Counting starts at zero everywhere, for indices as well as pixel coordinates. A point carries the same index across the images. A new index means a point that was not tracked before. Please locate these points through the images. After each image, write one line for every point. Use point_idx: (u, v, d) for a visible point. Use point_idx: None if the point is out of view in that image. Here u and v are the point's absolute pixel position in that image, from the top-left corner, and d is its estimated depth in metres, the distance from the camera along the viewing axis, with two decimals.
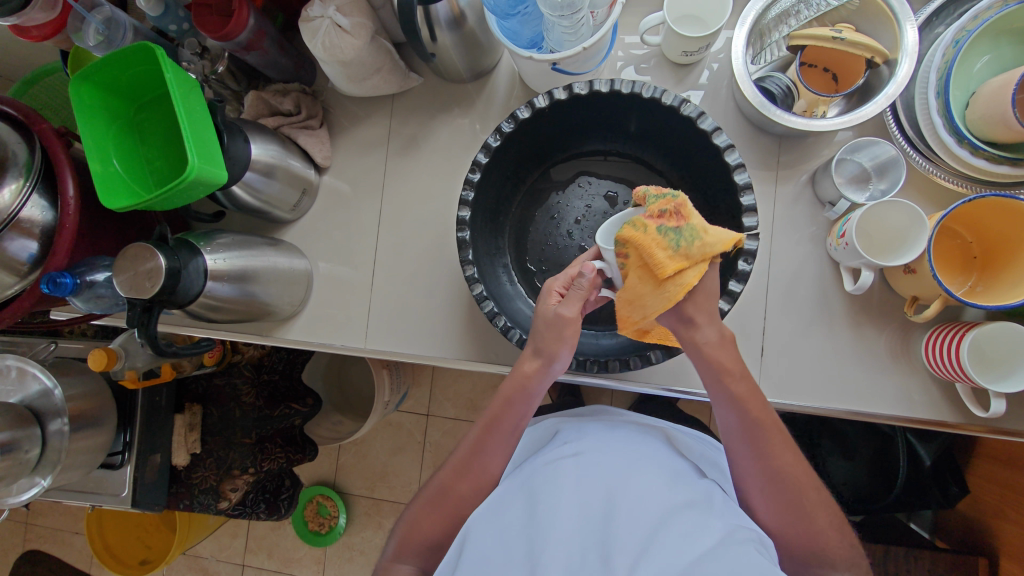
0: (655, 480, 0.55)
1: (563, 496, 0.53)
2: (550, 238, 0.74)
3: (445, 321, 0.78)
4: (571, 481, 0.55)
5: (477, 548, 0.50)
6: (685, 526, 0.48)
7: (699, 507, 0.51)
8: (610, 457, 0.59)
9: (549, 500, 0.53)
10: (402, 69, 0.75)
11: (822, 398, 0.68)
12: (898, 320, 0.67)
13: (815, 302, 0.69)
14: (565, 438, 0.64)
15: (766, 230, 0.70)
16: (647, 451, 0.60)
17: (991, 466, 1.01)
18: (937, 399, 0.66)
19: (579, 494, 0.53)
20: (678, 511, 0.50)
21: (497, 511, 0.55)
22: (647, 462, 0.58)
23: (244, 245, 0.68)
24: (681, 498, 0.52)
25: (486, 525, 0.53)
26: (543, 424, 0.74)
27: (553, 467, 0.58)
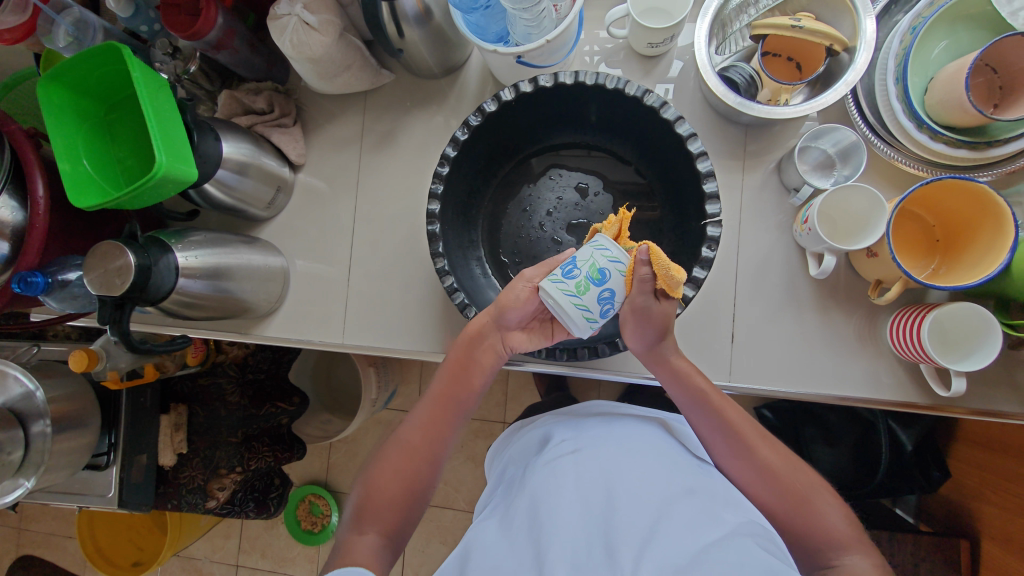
0: (653, 470, 0.56)
1: (564, 496, 0.54)
2: (524, 230, 0.75)
3: (421, 315, 0.79)
4: (572, 478, 0.56)
5: (485, 555, 0.52)
6: (683, 518, 0.49)
7: (697, 496, 0.53)
8: (608, 449, 0.59)
9: (550, 502, 0.53)
10: (373, 66, 0.76)
11: (792, 382, 0.69)
12: (864, 304, 0.68)
13: (784, 287, 0.70)
14: (564, 434, 0.64)
15: (733, 218, 0.71)
16: (645, 441, 0.61)
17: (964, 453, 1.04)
18: (904, 381, 0.67)
19: (579, 492, 0.54)
20: (678, 502, 0.51)
21: (501, 523, 0.56)
22: (646, 453, 0.58)
23: (218, 244, 0.69)
24: (678, 488, 0.54)
25: (490, 536, 0.54)
26: (539, 424, 0.75)
27: (552, 467, 0.58)
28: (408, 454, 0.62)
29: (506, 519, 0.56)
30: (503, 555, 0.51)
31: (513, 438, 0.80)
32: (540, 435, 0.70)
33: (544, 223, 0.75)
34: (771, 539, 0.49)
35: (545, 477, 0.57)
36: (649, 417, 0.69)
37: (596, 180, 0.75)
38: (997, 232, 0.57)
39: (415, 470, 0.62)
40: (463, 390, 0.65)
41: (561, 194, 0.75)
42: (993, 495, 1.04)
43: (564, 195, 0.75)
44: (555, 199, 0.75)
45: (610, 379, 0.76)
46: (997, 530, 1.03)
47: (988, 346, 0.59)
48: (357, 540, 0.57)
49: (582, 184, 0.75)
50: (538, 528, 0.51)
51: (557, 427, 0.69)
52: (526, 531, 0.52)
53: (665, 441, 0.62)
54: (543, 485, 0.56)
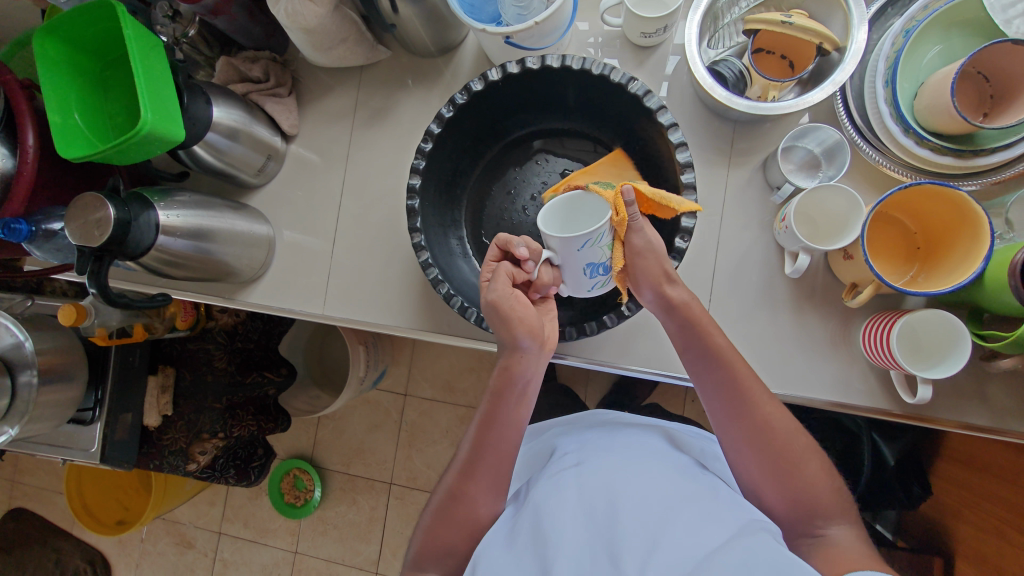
0: (655, 477, 0.56)
1: (568, 505, 0.54)
2: (506, 213, 0.76)
3: (400, 291, 0.80)
4: (574, 488, 0.56)
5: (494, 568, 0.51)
6: (684, 522, 0.49)
7: (699, 500, 0.52)
8: (610, 459, 0.59)
9: (554, 510, 0.53)
10: (369, 41, 0.77)
11: (762, 382, 0.69)
12: (840, 308, 0.68)
13: (760, 286, 0.69)
14: (567, 451, 0.64)
15: (715, 214, 0.71)
16: (648, 452, 0.61)
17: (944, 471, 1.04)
18: (875, 388, 0.66)
19: (581, 501, 0.54)
20: (682, 508, 0.51)
21: (506, 536, 0.55)
22: (649, 461, 0.58)
23: (203, 206, 0.70)
24: (680, 493, 0.53)
25: (495, 547, 0.54)
26: (546, 436, 0.75)
27: (556, 480, 0.58)
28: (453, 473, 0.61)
29: (513, 530, 0.55)
30: (508, 567, 0.51)
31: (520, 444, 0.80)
32: (547, 449, 0.70)
33: (528, 206, 0.75)
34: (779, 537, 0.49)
35: (549, 486, 0.57)
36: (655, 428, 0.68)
37: (583, 168, 0.76)
38: (975, 240, 0.57)
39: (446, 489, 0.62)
40: (509, 413, 0.61)
41: (546, 180, 0.76)
42: (976, 515, 1.03)
43: (549, 180, 0.76)
44: (540, 184, 0.76)
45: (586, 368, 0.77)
46: (976, 550, 1.02)
47: (956, 355, 0.58)
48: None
49: (568, 171, 0.76)
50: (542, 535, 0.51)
51: (563, 442, 0.68)
52: (531, 541, 0.52)
53: (666, 452, 0.62)
54: (547, 495, 0.56)
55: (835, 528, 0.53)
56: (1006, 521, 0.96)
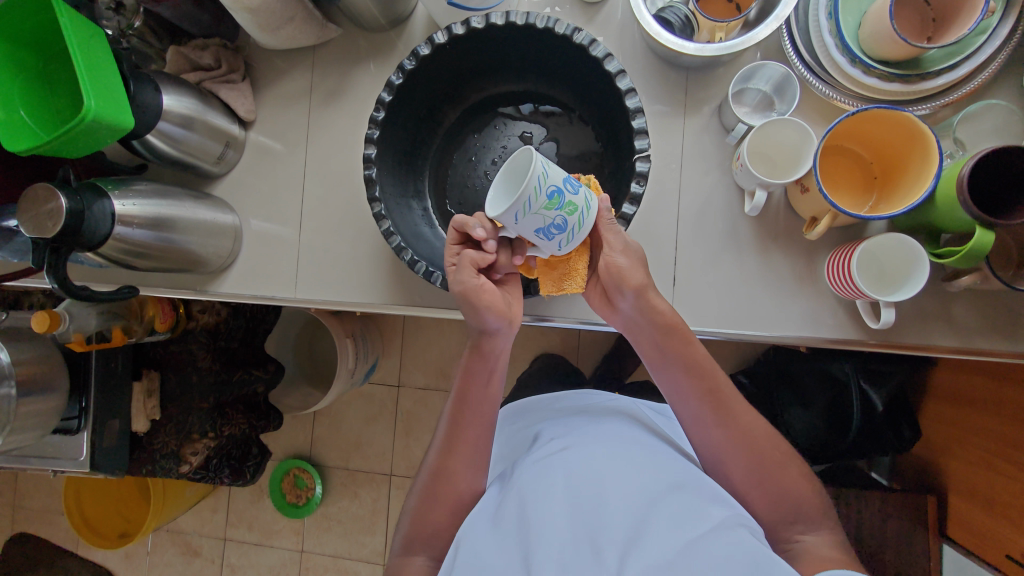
0: (640, 464, 0.55)
1: (553, 492, 0.53)
2: (469, 179, 0.76)
3: (370, 268, 0.80)
4: (559, 474, 0.55)
5: (478, 553, 0.51)
6: (670, 510, 0.50)
7: (686, 490, 0.53)
8: (596, 444, 0.59)
9: (539, 499, 0.53)
10: (318, 19, 0.76)
11: (733, 324, 0.69)
12: (805, 244, 0.68)
13: (723, 229, 0.70)
14: (552, 434, 0.64)
15: (674, 162, 0.71)
16: (633, 437, 0.61)
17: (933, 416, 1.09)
18: (845, 321, 0.67)
19: (567, 488, 0.54)
20: (670, 496, 0.51)
21: (490, 519, 0.55)
22: (634, 448, 0.58)
23: (163, 194, 0.69)
24: (663, 480, 0.53)
25: (478, 530, 0.54)
26: (529, 419, 0.75)
27: (542, 464, 0.57)
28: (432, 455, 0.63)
29: (496, 514, 0.55)
30: (491, 552, 0.51)
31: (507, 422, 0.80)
32: (530, 432, 0.69)
33: (489, 171, 0.75)
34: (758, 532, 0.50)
35: (535, 472, 0.57)
36: (639, 413, 0.69)
37: (541, 128, 0.76)
38: (925, 161, 0.58)
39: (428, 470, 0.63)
40: (482, 393, 0.64)
41: (505, 143, 0.76)
42: (970, 451, 1.05)
43: (509, 144, 0.76)
44: (500, 148, 0.76)
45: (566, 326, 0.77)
46: (969, 483, 1.05)
47: (915, 277, 0.59)
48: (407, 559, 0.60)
49: (527, 133, 0.76)
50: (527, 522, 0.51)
51: (547, 426, 0.68)
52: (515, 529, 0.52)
53: (652, 438, 0.62)
54: (533, 481, 0.55)
55: (803, 486, 0.55)
56: (997, 453, 0.98)
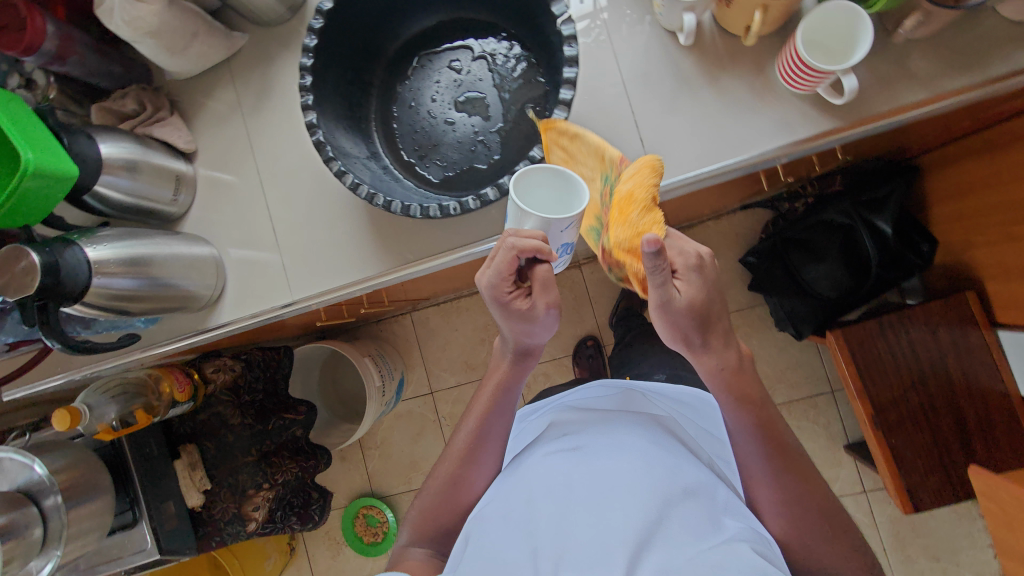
0: (656, 466, 0.59)
1: (571, 493, 0.58)
2: (416, 124, 0.76)
3: (354, 245, 0.79)
4: (576, 475, 0.60)
5: (488, 540, 0.58)
6: (681, 520, 0.54)
7: (697, 500, 0.57)
8: (610, 446, 0.63)
9: (557, 502, 0.57)
10: (221, 29, 0.77)
11: (712, 158, 0.70)
12: (750, 60, 0.68)
13: (670, 75, 0.70)
14: (566, 431, 0.68)
15: (601, 32, 0.71)
16: (648, 437, 0.65)
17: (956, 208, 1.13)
18: (816, 117, 0.67)
19: (583, 488, 0.58)
20: (681, 508, 0.56)
21: (503, 507, 0.61)
22: (649, 449, 0.62)
23: (134, 236, 0.69)
24: (678, 486, 0.58)
25: (495, 522, 0.60)
26: (549, 411, 0.80)
27: (558, 464, 0.62)
28: (459, 451, 0.70)
29: (505, 505, 0.61)
30: (506, 542, 0.56)
31: (531, 414, 0.86)
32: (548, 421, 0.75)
33: (432, 109, 0.76)
34: (767, 549, 0.55)
35: (548, 473, 0.61)
36: (658, 412, 0.73)
37: (466, 51, 0.76)
38: None
39: (454, 472, 0.70)
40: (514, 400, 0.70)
41: (438, 78, 0.76)
42: (994, 230, 1.04)
43: (441, 78, 0.76)
44: (434, 85, 0.76)
45: None
46: (997, 263, 1.07)
47: (863, 37, 0.59)
48: (408, 549, 0.69)
49: (454, 62, 0.76)
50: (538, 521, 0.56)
51: (563, 418, 0.73)
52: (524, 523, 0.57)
53: (668, 438, 0.66)
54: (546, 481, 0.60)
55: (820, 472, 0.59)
56: (1015, 219, 0.98)
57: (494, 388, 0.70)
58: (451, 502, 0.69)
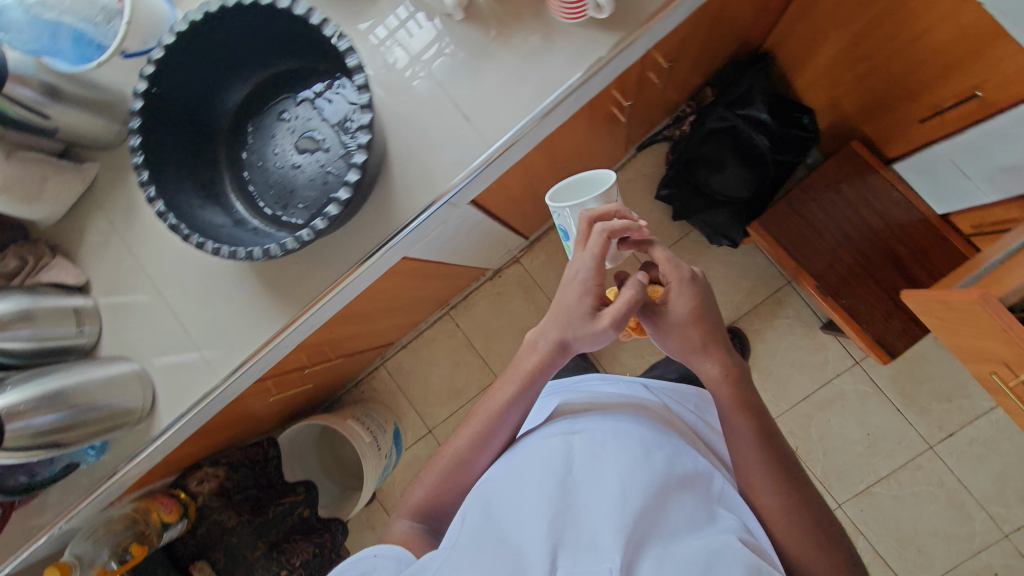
0: (658, 458, 0.69)
1: (587, 480, 0.66)
2: (270, 178, 0.80)
3: (257, 309, 0.82)
4: (590, 463, 0.68)
5: (499, 512, 0.66)
6: (680, 511, 0.65)
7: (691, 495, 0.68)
8: (617, 437, 0.72)
9: (574, 488, 0.66)
10: (70, 166, 0.83)
11: (532, 106, 0.74)
12: (529, 13, 0.74)
13: (468, 53, 0.75)
14: (569, 418, 0.78)
15: (397, 40, 0.77)
16: (647, 431, 0.75)
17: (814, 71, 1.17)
18: (603, 39, 0.72)
19: (595, 473, 0.67)
20: (676, 494, 0.67)
21: (515, 483, 0.68)
22: (651, 443, 0.72)
23: (45, 373, 0.74)
24: (677, 480, 0.68)
25: (509, 496, 0.67)
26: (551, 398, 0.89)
27: (571, 452, 0.70)
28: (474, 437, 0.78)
29: (514, 479, 0.69)
30: (521, 514, 0.64)
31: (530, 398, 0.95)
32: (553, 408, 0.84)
33: (279, 160, 0.80)
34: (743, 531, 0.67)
35: (558, 455, 0.70)
36: (657, 406, 0.84)
37: (290, 100, 0.81)
38: None
39: (461, 454, 0.78)
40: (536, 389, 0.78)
41: (275, 132, 0.81)
42: (844, 78, 1.10)
43: (277, 131, 0.81)
44: (274, 139, 0.81)
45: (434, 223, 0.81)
46: (866, 105, 1.11)
47: None
48: (402, 525, 0.78)
49: (284, 112, 0.81)
50: (551, 497, 0.64)
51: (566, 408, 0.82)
52: (533, 494, 0.65)
53: (663, 431, 0.76)
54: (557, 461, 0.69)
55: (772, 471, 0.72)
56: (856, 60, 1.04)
57: (522, 379, 0.77)
58: (458, 475, 0.78)
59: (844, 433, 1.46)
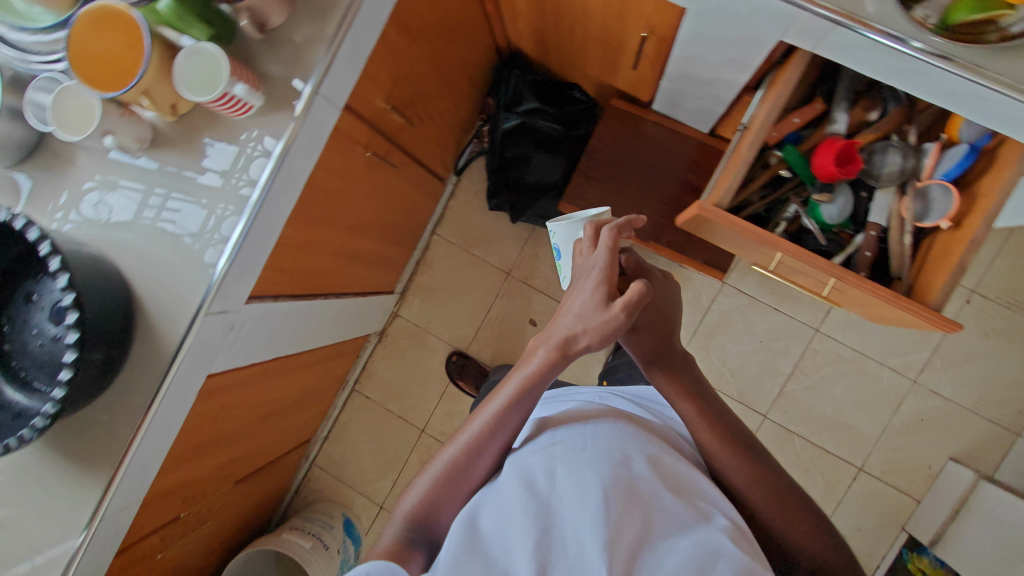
0: (649, 464, 0.63)
1: (579, 486, 0.57)
2: (36, 358, 0.79)
3: (73, 482, 0.80)
4: (583, 469, 0.59)
5: (486, 545, 0.55)
6: (669, 518, 0.58)
7: (682, 500, 0.61)
8: (608, 440, 0.64)
9: (566, 502, 0.56)
10: None
11: (245, 199, 0.78)
12: (209, 121, 0.78)
13: (168, 176, 0.79)
14: (551, 427, 0.69)
15: (102, 188, 0.80)
16: (637, 434, 0.68)
17: (550, 52, 1.24)
18: (282, 116, 0.77)
19: (588, 478, 0.57)
20: (666, 497, 0.60)
21: (503, 506, 0.58)
22: (640, 446, 0.65)
23: None
24: (667, 483, 0.62)
25: (498, 523, 0.57)
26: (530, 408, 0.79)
27: (560, 462, 0.60)
28: (463, 445, 0.66)
29: (500, 499, 0.59)
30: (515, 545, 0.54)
31: None
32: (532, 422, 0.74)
33: (38, 338, 0.80)
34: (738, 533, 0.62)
35: (543, 469, 0.60)
36: (626, 408, 0.78)
37: (30, 279, 0.81)
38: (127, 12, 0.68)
39: (449, 464, 0.65)
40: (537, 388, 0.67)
41: (26, 313, 0.81)
42: (573, 54, 1.18)
43: (27, 312, 0.81)
44: (27, 322, 0.81)
45: (215, 331, 0.84)
46: (599, 71, 1.20)
47: (213, 59, 0.69)
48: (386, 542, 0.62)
49: (29, 293, 0.81)
50: (539, 520, 0.55)
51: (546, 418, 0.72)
52: (517, 518, 0.55)
53: (646, 433, 0.70)
54: (540, 478, 0.59)
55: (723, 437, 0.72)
56: (566, 37, 1.12)
57: (521, 374, 0.67)
58: (448, 486, 0.65)
59: (742, 349, 1.51)
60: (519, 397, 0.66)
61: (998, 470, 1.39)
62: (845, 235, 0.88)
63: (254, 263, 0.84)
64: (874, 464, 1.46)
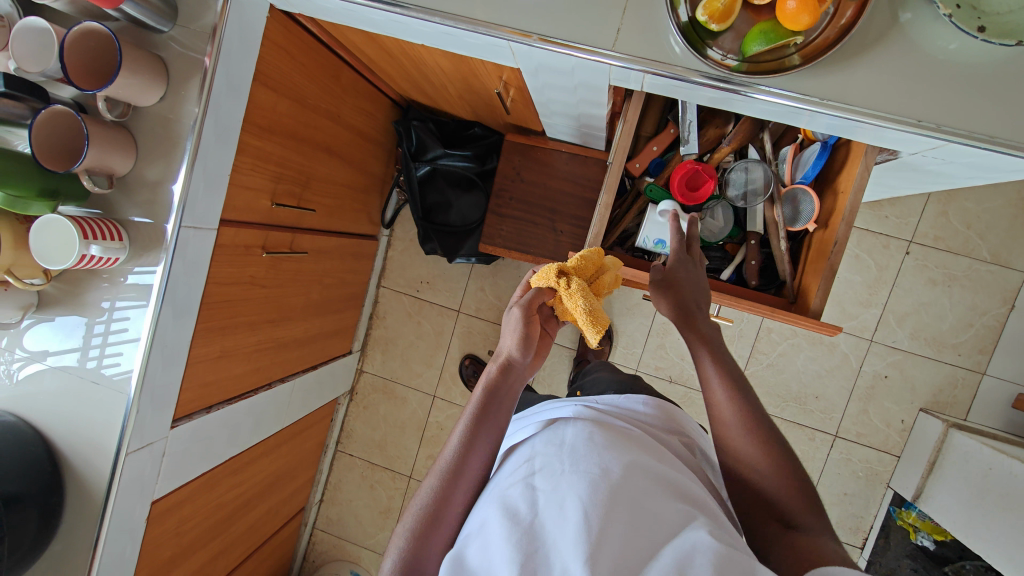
0: (631, 461, 0.55)
1: (562, 503, 0.50)
2: None
3: None
4: (567, 481, 0.52)
5: None
6: (656, 521, 0.51)
7: (670, 495, 0.54)
8: (591, 441, 0.56)
9: (550, 525, 0.49)
10: None
11: (136, 337, 0.82)
12: (88, 276, 0.82)
13: (62, 334, 0.84)
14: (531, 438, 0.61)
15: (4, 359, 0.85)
16: (619, 433, 0.60)
17: (437, 101, 1.26)
18: (152, 253, 0.80)
19: (571, 493, 0.51)
20: (649, 500, 0.52)
21: (485, 536, 0.51)
22: (621, 443, 0.57)
23: None
24: (651, 479, 0.54)
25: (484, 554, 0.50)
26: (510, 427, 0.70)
27: (544, 477, 0.54)
28: (442, 477, 0.57)
29: (484, 529, 0.52)
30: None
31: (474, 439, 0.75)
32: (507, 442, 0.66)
33: None
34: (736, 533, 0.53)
35: (526, 493, 0.53)
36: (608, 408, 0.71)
37: None
38: None
39: (427, 504, 0.56)
40: (510, 402, 0.62)
41: None
42: (455, 101, 1.19)
43: None
44: None
45: (146, 458, 0.88)
46: (484, 112, 1.22)
47: (59, 228, 0.72)
48: None
49: None
50: (522, 551, 0.48)
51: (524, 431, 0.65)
52: (502, 553, 0.48)
53: (629, 434, 0.62)
54: (523, 502, 0.52)
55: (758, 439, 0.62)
56: (440, 91, 1.15)
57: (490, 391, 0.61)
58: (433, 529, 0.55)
59: None
60: (490, 413, 0.60)
61: (968, 413, 1.39)
62: (731, 246, 0.88)
63: (166, 387, 0.88)
64: (849, 430, 1.47)
